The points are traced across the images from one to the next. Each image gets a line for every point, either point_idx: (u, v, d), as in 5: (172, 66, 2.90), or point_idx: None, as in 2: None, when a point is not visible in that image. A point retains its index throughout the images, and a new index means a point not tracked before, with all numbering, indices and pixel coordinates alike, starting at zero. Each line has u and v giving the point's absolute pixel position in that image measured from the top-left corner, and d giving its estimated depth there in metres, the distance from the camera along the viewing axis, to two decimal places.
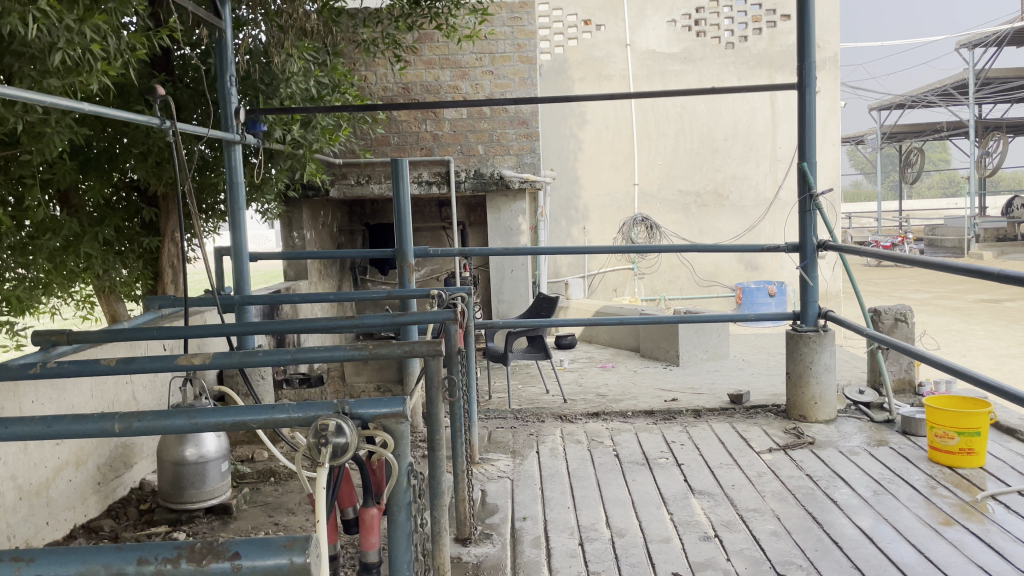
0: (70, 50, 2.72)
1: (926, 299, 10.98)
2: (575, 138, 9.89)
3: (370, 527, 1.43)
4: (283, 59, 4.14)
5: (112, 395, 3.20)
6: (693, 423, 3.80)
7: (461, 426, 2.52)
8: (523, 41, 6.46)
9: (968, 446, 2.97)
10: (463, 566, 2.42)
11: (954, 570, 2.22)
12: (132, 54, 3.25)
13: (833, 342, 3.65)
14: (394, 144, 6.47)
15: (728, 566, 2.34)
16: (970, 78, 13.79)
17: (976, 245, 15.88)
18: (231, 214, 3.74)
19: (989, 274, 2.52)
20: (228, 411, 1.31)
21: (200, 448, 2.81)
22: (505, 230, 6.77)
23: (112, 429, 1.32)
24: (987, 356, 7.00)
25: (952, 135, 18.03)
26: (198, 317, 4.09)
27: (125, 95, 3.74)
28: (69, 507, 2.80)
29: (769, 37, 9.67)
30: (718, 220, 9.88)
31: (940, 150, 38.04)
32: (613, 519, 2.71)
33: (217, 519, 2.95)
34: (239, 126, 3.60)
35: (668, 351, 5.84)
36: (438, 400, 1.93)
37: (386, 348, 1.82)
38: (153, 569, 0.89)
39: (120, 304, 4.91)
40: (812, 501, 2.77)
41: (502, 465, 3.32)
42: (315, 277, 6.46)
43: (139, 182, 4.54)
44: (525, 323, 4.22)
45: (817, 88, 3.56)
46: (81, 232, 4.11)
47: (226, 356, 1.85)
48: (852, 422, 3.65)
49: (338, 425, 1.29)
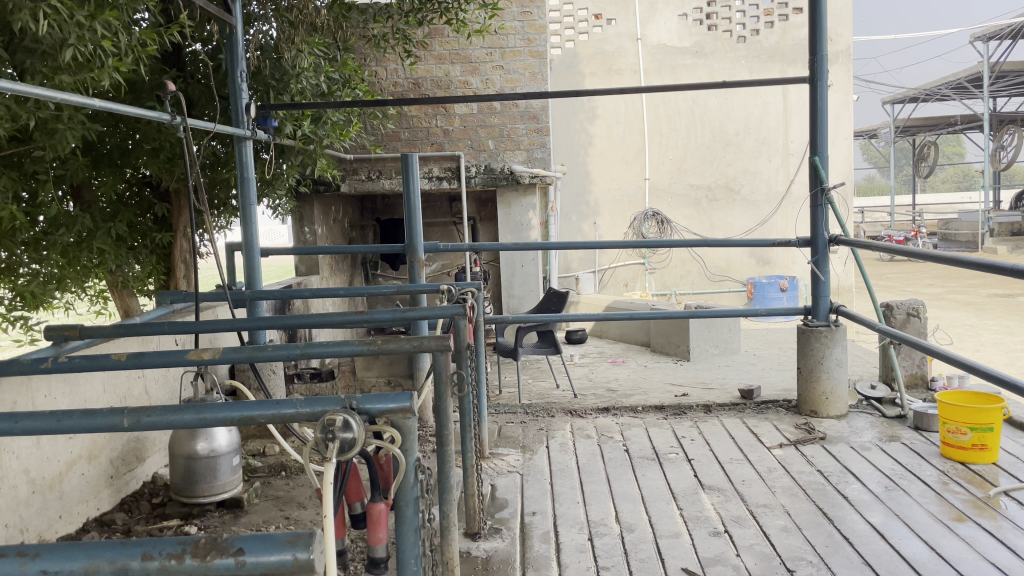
0: (82, 45, 2.74)
1: (940, 294, 10.90)
2: (586, 132, 9.85)
3: (377, 522, 1.43)
4: (293, 54, 4.15)
5: (125, 390, 3.22)
6: (704, 418, 3.79)
7: (469, 420, 2.52)
8: (533, 36, 6.45)
9: (981, 442, 2.94)
10: (472, 560, 2.43)
11: (966, 567, 2.20)
12: (144, 50, 3.26)
13: (844, 338, 3.63)
14: (405, 139, 6.47)
15: (737, 562, 2.33)
16: (985, 71, 13.66)
17: (991, 240, 15.73)
18: (243, 209, 3.76)
19: (1002, 268, 2.49)
20: (238, 408, 1.33)
21: (210, 442, 2.83)
22: (515, 225, 6.78)
23: (120, 424, 1.33)
24: (1001, 351, 6.94)
25: (967, 129, 17.87)
26: (210, 312, 4.11)
27: (137, 91, 3.76)
28: (82, 500, 2.83)
29: (781, 30, 9.59)
30: (730, 214, 9.84)
31: (954, 144, 37.73)
32: (622, 514, 2.71)
33: (228, 513, 2.96)
34: (250, 121, 3.62)
35: (678, 346, 5.82)
36: (447, 395, 1.93)
37: (396, 344, 1.82)
38: (157, 565, 0.89)
39: (133, 299, 4.93)
40: (823, 497, 2.75)
41: (511, 460, 3.32)
42: (326, 272, 6.48)
43: (151, 177, 4.56)
44: (535, 318, 4.22)
45: (829, 81, 3.52)
46: (94, 228, 4.14)
47: (235, 351, 1.83)
48: (863, 417, 3.63)
49: (345, 420, 1.30)
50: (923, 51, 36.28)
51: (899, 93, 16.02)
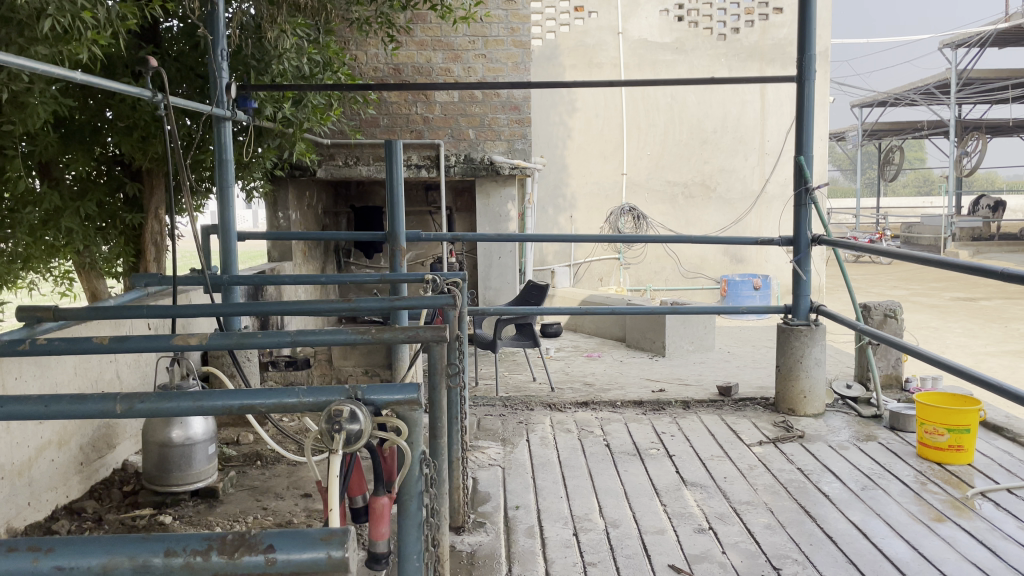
0: (60, 16, 2.64)
1: (905, 296, 11.12)
2: (564, 125, 9.84)
3: (379, 517, 1.39)
4: (277, 34, 4.05)
5: (96, 374, 3.12)
6: (683, 414, 3.80)
7: (457, 412, 2.48)
8: (517, 25, 6.37)
9: (957, 443, 2.99)
10: (458, 555, 2.40)
11: (949, 567, 2.23)
12: (123, 24, 3.15)
13: (824, 337, 3.66)
14: (383, 126, 6.40)
15: (723, 559, 2.33)
16: (952, 78, 13.94)
17: (952, 244, 16.11)
18: (220, 191, 3.66)
19: (978, 268, 2.53)
20: (236, 396, 1.28)
21: (186, 430, 2.76)
22: (493, 216, 6.72)
23: (113, 411, 1.27)
24: (965, 354, 7.10)
25: (932, 134, 18.26)
26: (184, 296, 4.00)
27: (111, 67, 3.64)
28: (51, 487, 2.73)
29: (760, 29, 9.67)
30: (704, 211, 9.92)
31: (916, 148, 38.62)
32: (606, 509, 2.70)
33: (203, 503, 2.89)
34: (230, 102, 3.53)
35: (654, 342, 5.84)
36: (441, 388, 1.88)
37: (388, 333, 1.76)
38: (181, 562, 0.84)
39: (100, 281, 4.80)
40: (804, 495, 2.78)
41: (492, 453, 3.29)
42: (299, 258, 6.37)
43: (123, 156, 4.42)
44: (516, 311, 4.18)
45: (817, 81, 3.55)
46: (62, 207, 4.02)
47: (224, 337, 1.79)
48: (839, 417, 3.67)
49: (352, 411, 1.27)
50: (890, 56, 36.89)
51: (867, 97, 16.27)
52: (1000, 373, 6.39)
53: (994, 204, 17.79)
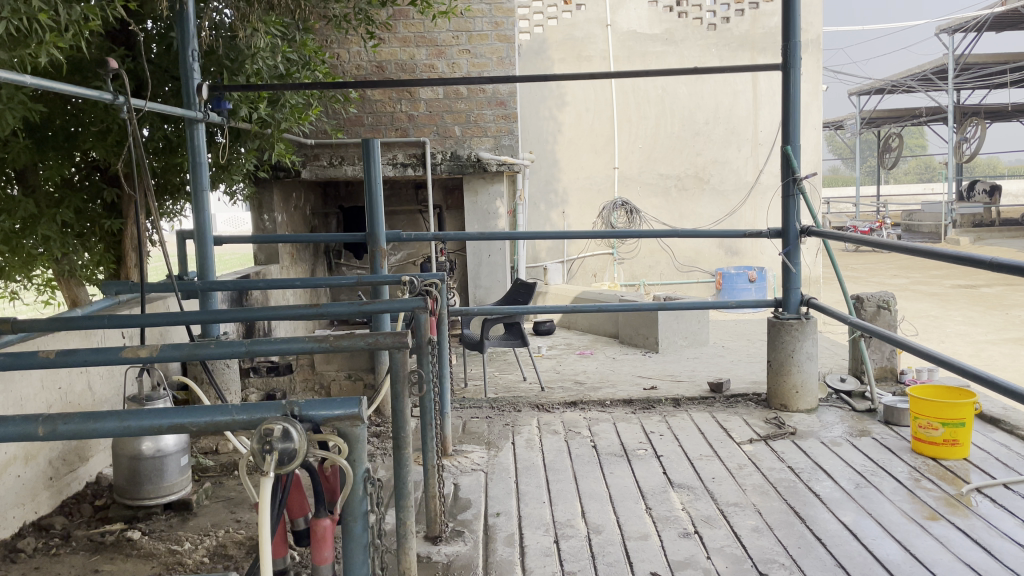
0: (14, 19, 2.53)
1: (904, 285, 11.03)
2: (555, 120, 9.76)
3: (322, 540, 1.30)
4: (248, 33, 3.93)
5: (65, 386, 3.04)
6: (672, 412, 3.71)
7: (431, 419, 2.38)
8: (500, 19, 6.28)
9: (952, 438, 2.90)
10: (432, 566, 2.31)
11: (942, 569, 2.14)
12: (85, 27, 3.06)
13: (815, 331, 3.57)
14: (368, 124, 6.30)
15: (708, 565, 2.25)
16: (948, 63, 13.82)
17: (954, 230, 15.94)
18: (195, 195, 3.55)
19: (972, 257, 2.38)
20: (166, 413, 1.20)
21: (156, 442, 2.68)
22: (482, 213, 6.63)
23: (35, 433, 1.18)
24: (966, 342, 6.99)
25: (931, 121, 18.11)
26: (161, 302, 3.91)
27: (81, 70, 3.57)
28: (17, 504, 2.65)
29: (752, 18, 9.55)
30: (698, 203, 9.82)
31: (917, 136, 38.33)
32: (590, 514, 2.61)
33: (176, 516, 2.80)
34: (203, 103, 3.44)
35: (647, 338, 5.75)
36: (405, 395, 1.77)
37: (348, 340, 1.64)
38: None
39: (81, 289, 4.70)
40: (794, 494, 2.69)
41: (475, 457, 3.20)
42: (287, 261, 6.29)
43: (100, 161, 4.34)
44: (501, 311, 4.09)
45: (802, 69, 3.45)
46: (38, 213, 3.98)
47: (176, 348, 1.68)
48: (833, 411, 3.58)
49: (284, 429, 1.17)
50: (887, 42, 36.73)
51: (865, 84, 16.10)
52: (1000, 361, 6.29)
53: (992, 189, 17.68)
